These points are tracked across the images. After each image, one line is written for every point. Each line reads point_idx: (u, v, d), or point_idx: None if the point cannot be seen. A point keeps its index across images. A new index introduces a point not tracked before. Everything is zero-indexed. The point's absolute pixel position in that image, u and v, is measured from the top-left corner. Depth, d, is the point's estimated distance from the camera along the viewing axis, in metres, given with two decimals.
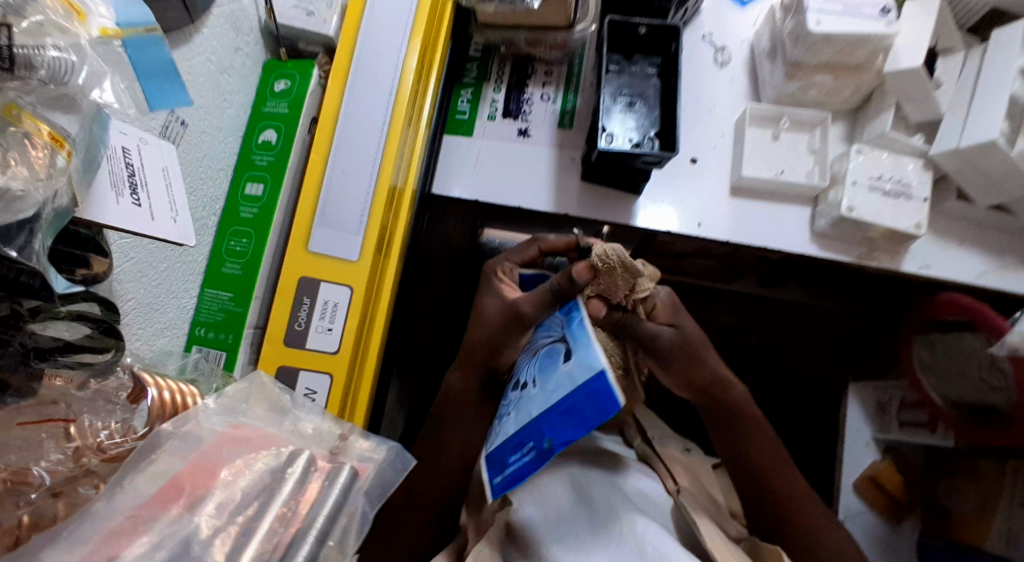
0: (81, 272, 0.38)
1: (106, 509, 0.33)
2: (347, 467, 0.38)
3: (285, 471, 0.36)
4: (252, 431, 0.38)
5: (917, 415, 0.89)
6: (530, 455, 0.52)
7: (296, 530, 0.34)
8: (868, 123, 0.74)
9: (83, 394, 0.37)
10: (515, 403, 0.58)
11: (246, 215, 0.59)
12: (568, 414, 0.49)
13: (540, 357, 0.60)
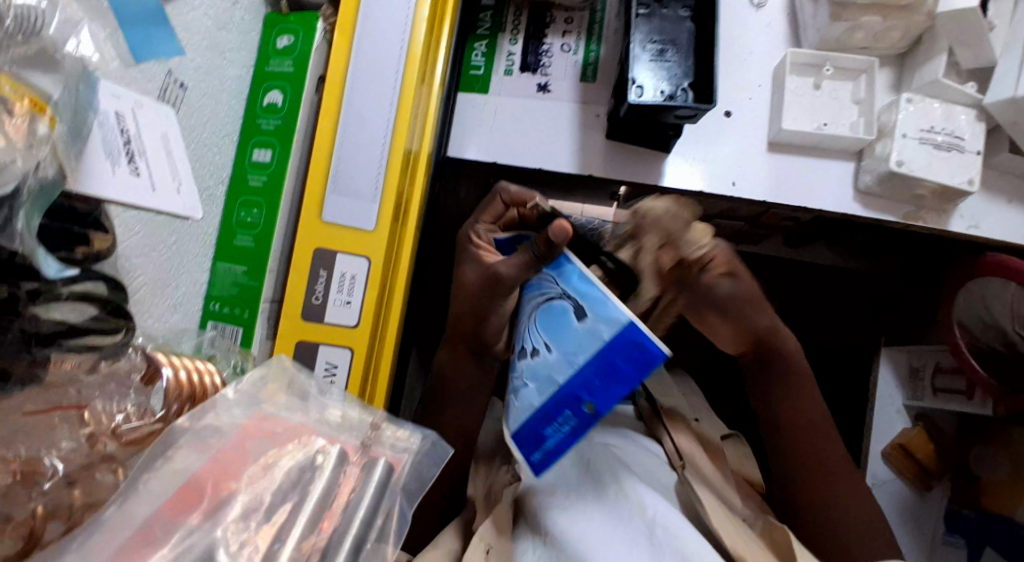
0: (82, 250, 0.35)
1: (118, 515, 0.29)
2: (382, 462, 0.35)
3: (314, 466, 0.33)
4: (279, 421, 0.35)
5: (954, 381, 0.84)
6: (570, 420, 0.53)
7: (331, 535, 0.31)
8: (918, 70, 0.68)
9: (92, 378, 0.34)
10: (524, 371, 0.56)
11: (256, 184, 0.56)
12: (607, 375, 0.51)
13: (538, 318, 0.57)
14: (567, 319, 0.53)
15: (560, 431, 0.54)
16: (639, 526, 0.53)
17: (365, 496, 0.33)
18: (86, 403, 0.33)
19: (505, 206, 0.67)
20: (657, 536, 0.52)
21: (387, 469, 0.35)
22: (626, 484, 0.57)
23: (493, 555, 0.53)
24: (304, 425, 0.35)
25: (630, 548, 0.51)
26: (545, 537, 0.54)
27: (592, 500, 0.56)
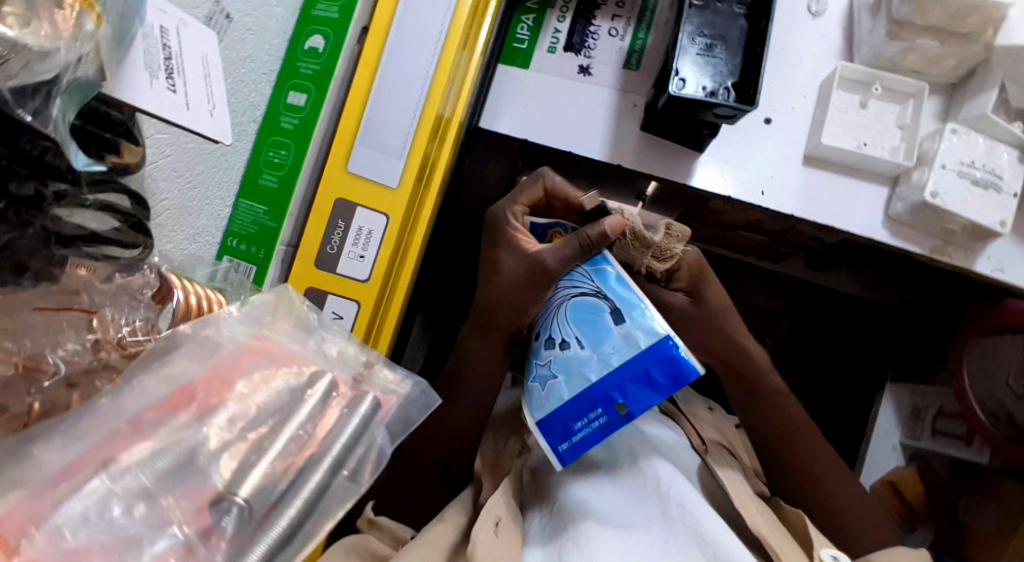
0: (112, 159, 0.35)
1: (112, 409, 0.32)
2: (370, 396, 0.37)
3: (304, 392, 0.35)
4: (274, 343, 0.37)
5: (956, 426, 0.86)
6: (600, 420, 0.54)
7: (309, 455, 0.33)
8: (967, 102, 0.67)
9: (105, 287, 0.34)
10: (553, 362, 0.57)
11: (288, 126, 0.55)
12: (640, 382, 0.54)
13: (570, 312, 0.59)
14: (605, 319, 0.56)
15: (586, 430, 0.54)
16: (652, 499, 0.54)
17: (350, 422, 0.35)
18: (95, 309, 0.34)
19: (548, 192, 0.68)
20: (671, 516, 0.53)
21: (373, 404, 0.37)
22: (639, 463, 0.58)
23: (501, 526, 0.54)
24: (292, 354, 0.37)
25: (643, 528, 0.52)
26: (555, 514, 0.56)
27: (604, 479, 0.57)
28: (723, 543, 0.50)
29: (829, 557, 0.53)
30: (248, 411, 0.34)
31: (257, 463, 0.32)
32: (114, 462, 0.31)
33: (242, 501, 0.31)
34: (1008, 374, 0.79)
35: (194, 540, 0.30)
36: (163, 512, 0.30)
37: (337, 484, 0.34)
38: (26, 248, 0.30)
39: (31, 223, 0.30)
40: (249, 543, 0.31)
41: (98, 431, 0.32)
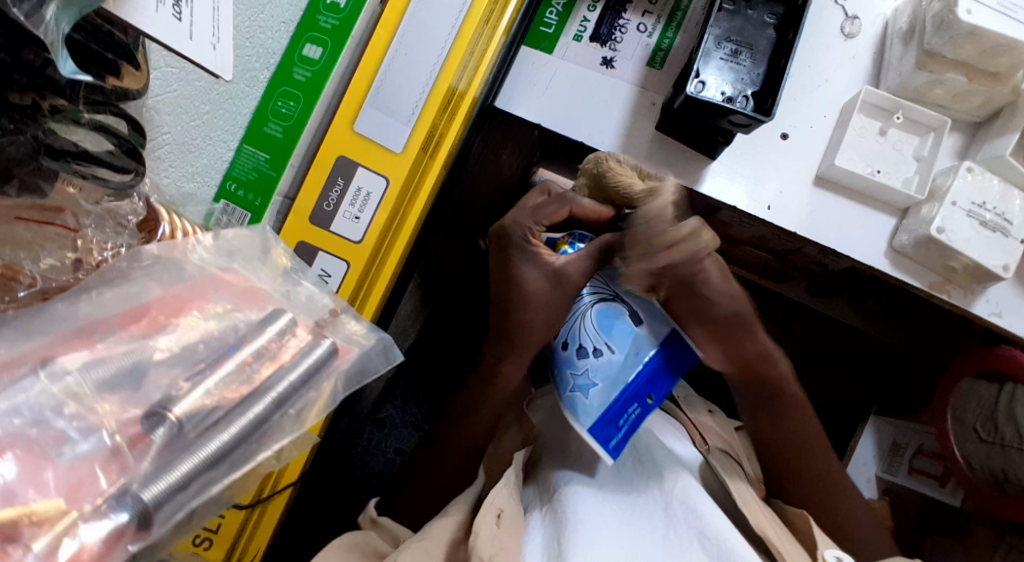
0: (112, 81, 0.35)
1: (67, 313, 0.33)
2: (328, 342, 0.36)
3: (262, 326, 0.35)
4: (240, 275, 0.39)
5: (933, 465, 0.86)
6: (636, 413, 0.60)
7: (254, 389, 0.32)
8: (987, 142, 0.66)
9: (91, 208, 0.37)
10: (591, 371, 0.60)
11: (300, 78, 0.54)
12: (660, 374, 0.61)
13: (595, 321, 0.62)
14: (625, 324, 0.61)
15: (626, 424, 0.59)
16: (657, 505, 0.57)
17: (309, 358, 0.35)
18: (78, 229, 0.37)
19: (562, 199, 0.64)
20: (674, 509, 0.56)
21: (331, 351, 0.36)
22: (647, 473, 0.61)
23: (503, 518, 0.54)
24: (256, 287, 0.38)
25: (645, 522, 0.55)
26: (553, 506, 0.57)
27: (605, 484, 0.59)
28: (726, 536, 0.52)
29: (832, 556, 0.55)
30: (212, 335, 0.34)
31: (194, 389, 0.31)
32: (53, 360, 0.31)
33: (176, 417, 0.30)
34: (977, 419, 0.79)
35: (120, 446, 0.29)
36: (98, 418, 0.30)
37: (283, 420, 0.34)
38: (13, 153, 0.31)
39: (22, 130, 0.31)
40: (176, 458, 0.30)
41: (54, 329, 0.32)
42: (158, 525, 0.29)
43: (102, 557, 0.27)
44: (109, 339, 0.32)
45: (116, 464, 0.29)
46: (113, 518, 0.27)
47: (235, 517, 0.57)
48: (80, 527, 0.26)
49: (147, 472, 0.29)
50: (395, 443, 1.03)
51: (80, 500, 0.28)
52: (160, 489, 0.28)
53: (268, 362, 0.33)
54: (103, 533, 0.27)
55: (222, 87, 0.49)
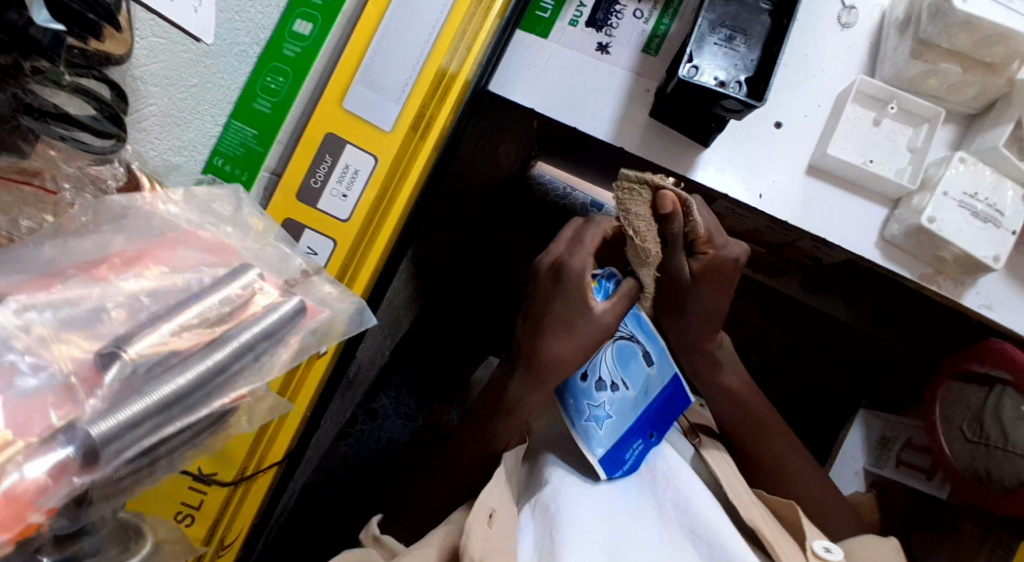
0: (94, 45, 0.35)
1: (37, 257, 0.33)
2: (295, 300, 0.36)
3: (227, 281, 0.34)
4: (207, 231, 0.39)
5: (920, 459, 0.86)
6: (640, 449, 0.60)
7: (210, 341, 0.31)
8: (981, 133, 0.66)
9: (70, 171, 0.40)
10: (608, 403, 0.60)
11: (290, 53, 0.54)
12: (661, 416, 0.63)
13: (614, 357, 0.62)
14: (640, 363, 0.63)
15: (630, 458, 0.60)
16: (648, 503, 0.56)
17: (274, 315, 0.34)
18: (57, 190, 0.39)
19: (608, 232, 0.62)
20: (667, 511, 0.56)
21: (297, 307, 0.35)
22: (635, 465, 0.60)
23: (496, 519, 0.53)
24: (224, 242, 0.39)
25: (638, 523, 0.55)
26: (543, 502, 0.56)
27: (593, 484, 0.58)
28: (716, 532, 0.53)
29: (820, 547, 0.55)
30: (178, 286, 0.34)
31: (154, 328, 0.30)
32: (11, 296, 0.30)
33: (130, 357, 0.29)
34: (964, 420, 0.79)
35: (74, 385, 0.28)
36: (53, 355, 0.29)
37: (247, 375, 0.33)
38: None
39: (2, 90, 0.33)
40: (129, 398, 0.28)
41: (25, 271, 0.32)
42: (106, 464, 0.27)
43: (46, 490, 0.26)
44: (67, 282, 0.32)
45: (69, 401, 0.28)
46: (62, 450, 0.26)
47: (218, 492, 0.57)
48: (24, 461, 0.25)
49: (96, 411, 0.28)
50: (388, 433, 1.02)
51: (31, 432, 0.27)
52: (110, 426, 0.27)
53: (232, 316, 0.33)
54: (51, 466, 0.26)
55: (210, 58, 0.48)
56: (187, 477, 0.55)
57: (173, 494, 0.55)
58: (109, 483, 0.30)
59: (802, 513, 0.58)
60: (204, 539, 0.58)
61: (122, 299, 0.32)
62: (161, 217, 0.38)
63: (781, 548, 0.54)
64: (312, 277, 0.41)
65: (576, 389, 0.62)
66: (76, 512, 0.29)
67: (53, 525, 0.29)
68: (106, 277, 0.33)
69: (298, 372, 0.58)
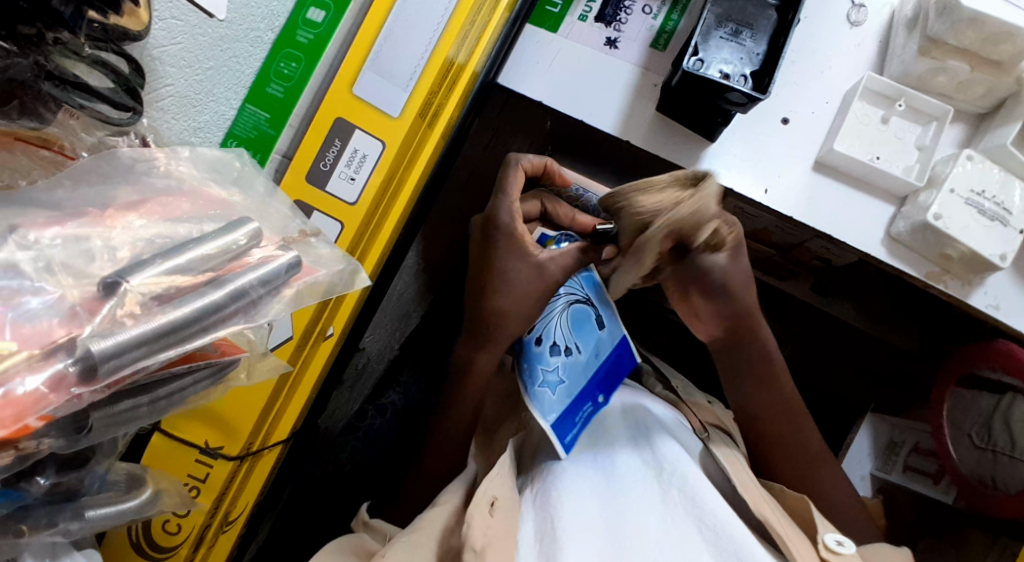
0: (113, 19, 0.37)
1: (46, 200, 0.35)
2: (291, 255, 0.35)
3: (226, 232, 0.34)
4: (212, 192, 0.40)
5: (927, 463, 0.85)
6: (590, 412, 0.62)
7: (202, 282, 0.31)
8: (990, 131, 0.66)
9: (88, 138, 0.42)
10: (558, 367, 0.64)
11: (303, 39, 0.55)
12: (615, 368, 0.67)
13: (569, 321, 0.66)
14: (591, 325, 0.67)
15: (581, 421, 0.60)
16: (654, 488, 0.52)
17: (269, 263, 0.34)
18: (75, 156, 0.42)
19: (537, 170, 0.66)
20: (671, 496, 0.51)
21: (292, 262, 0.35)
22: (641, 452, 0.57)
23: (497, 507, 0.52)
24: (225, 200, 0.39)
25: (639, 506, 0.50)
26: (544, 491, 0.54)
27: (592, 473, 0.55)
28: (724, 523, 0.48)
29: (832, 541, 0.52)
30: (180, 236, 0.34)
31: (152, 264, 0.31)
32: (22, 231, 0.31)
33: (130, 287, 0.30)
34: (971, 427, 0.78)
35: (77, 310, 0.29)
36: (57, 285, 0.30)
37: (231, 316, 0.32)
38: (16, 76, 0.35)
39: (26, 57, 0.35)
40: (131, 322, 0.29)
41: (37, 215, 0.33)
42: (104, 379, 0.28)
43: (42, 401, 0.27)
44: (78, 221, 0.33)
45: (73, 322, 0.29)
46: (60, 362, 0.27)
47: (223, 465, 0.58)
48: (24, 374, 0.27)
49: (95, 331, 0.28)
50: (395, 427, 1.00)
51: (34, 344, 0.28)
52: (109, 344, 0.28)
53: (230, 262, 0.33)
54: (45, 378, 0.27)
55: (225, 43, 0.49)
56: (195, 449, 0.57)
57: (180, 464, 0.57)
58: (111, 413, 0.31)
59: (811, 501, 0.56)
60: (210, 511, 0.59)
61: (129, 242, 0.33)
62: (168, 178, 0.39)
63: (794, 544, 0.49)
64: (309, 239, 0.41)
65: (532, 355, 0.66)
66: (74, 436, 0.31)
67: (53, 443, 0.30)
68: (113, 219, 0.34)
69: (305, 353, 0.59)
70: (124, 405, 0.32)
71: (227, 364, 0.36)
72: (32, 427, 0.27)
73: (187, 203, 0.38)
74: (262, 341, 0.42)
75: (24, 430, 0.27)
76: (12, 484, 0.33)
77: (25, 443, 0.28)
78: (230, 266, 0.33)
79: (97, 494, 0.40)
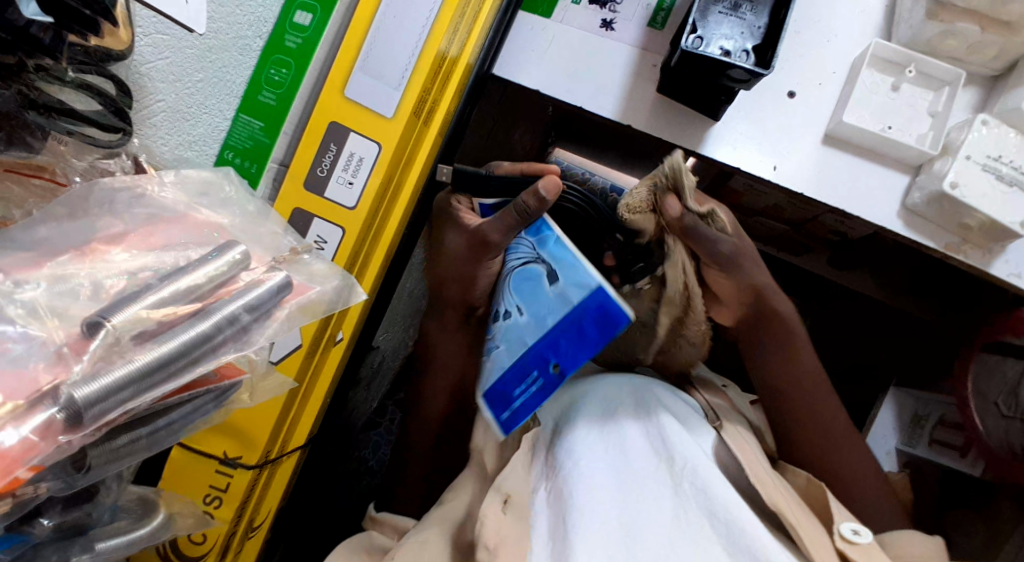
0: (95, 41, 0.37)
1: (26, 237, 0.34)
2: (283, 276, 0.35)
3: (212, 255, 0.33)
4: (199, 215, 0.39)
5: (953, 436, 0.81)
6: (538, 383, 0.55)
7: (192, 311, 0.31)
8: (1004, 93, 0.63)
9: (78, 164, 0.43)
10: (498, 332, 0.59)
11: (292, 44, 0.54)
12: (576, 336, 0.54)
13: (513, 282, 0.60)
14: (539, 286, 0.57)
15: (528, 390, 0.56)
16: (662, 477, 0.49)
17: (255, 289, 0.33)
18: (68, 183, 0.42)
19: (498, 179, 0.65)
20: (683, 488, 0.48)
21: (284, 282, 0.34)
22: (648, 436, 0.53)
23: (509, 506, 0.52)
24: (214, 223, 0.39)
25: (651, 504, 0.48)
26: (557, 485, 0.52)
27: (604, 460, 0.52)
28: (736, 516, 0.45)
29: (847, 530, 0.50)
30: (165, 265, 0.34)
31: (138, 297, 0.30)
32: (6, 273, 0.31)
33: (112, 326, 0.29)
34: (999, 395, 0.74)
35: (64, 352, 0.29)
36: (44, 328, 0.30)
37: (220, 347, 0.32)
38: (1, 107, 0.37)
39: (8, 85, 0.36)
40: (114, 364, 0.29)
41: (23, 255, 0.33)
42: (90, 424, 0.28)
43: (31, 450, 0.27)
44: (59, 259, 0.33)
45: (60, 365, 0.29)
46: (45, 411, 0.27)
47: (242, 476, 0.59)
48: (14, 424, 0.27)
49: (81, 375, 0.28)
50: None
51: (22, 394, 0.28)
52: (92, 389, 0.28)
53: (223, 290, 0.33)
54: (36, 425, 0.27)
55: (214, 53, 0.49)
56: (214, 460, 0.58)
57: (202, 476, 0.58)
58: (109, 450, 0.31)
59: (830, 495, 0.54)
60: (233, 522, 0.60)
61: (119, 273, 0.33)
62: (152, 204, 0.39)
63: (805, 532, 0.48)
64: (302, 256, 0.40)
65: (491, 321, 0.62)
66: (72, 476, 0.31)
67: (51, 486, 0.30)
68: (96, 254, 0.34)
69: (316, 359, 0.60)
70: (122, 439, 0.32)
71: (228, 387, 0.36)
72: (22, 478, 0.27)
73: (174, 229, 0.37)
74: (263, 359, 0.42)
75: (15, 481, 0.27)
76: (14, 529, 0.32)
77: (23, 489, 0.28)
78: (220, 292, 0.33)
79: (107, 525, 0.40)
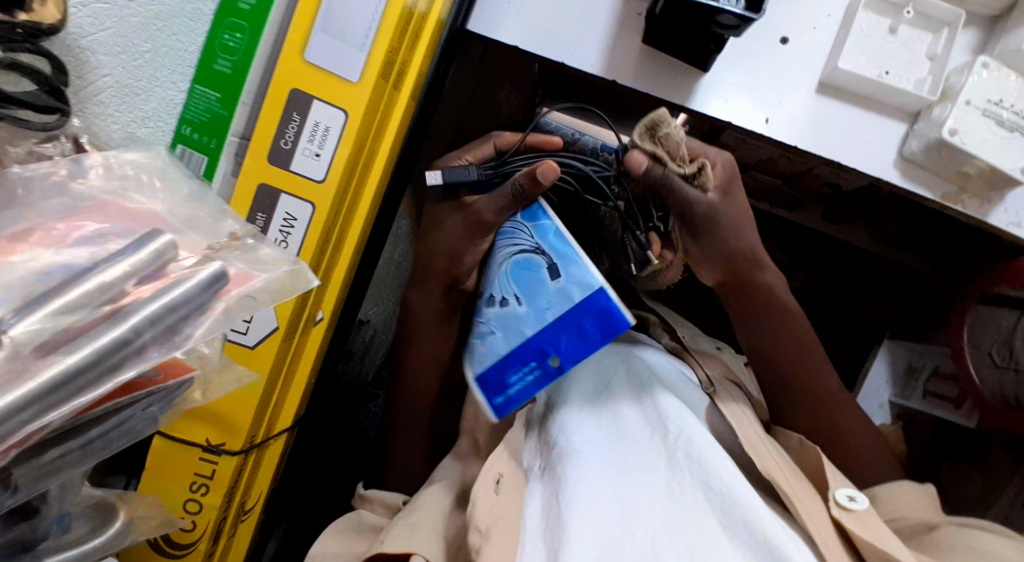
0: (21, 15, 0.38)
1: None
2: (216, 266, 0.32)
3: (133, 247, 0.31)
4: (133, 204, 0.37)
5: (946, 387, 0.80)
6: (535, 374, 0.53)
7: (111, 312, 0.29)
8: (1005, 35, 0.60)
9: (15, 152, 0.40)
10: (492, 319, 0.56)
11: (246, 5, 0.50)
12: (577, 334, 0.51)
13: (511, 270, 0.56)
14: (540, 278, 0.53)
15: (527, 379, 0.53)
16: (658, 451, 0.48)
17: (182, 285, 0.31)
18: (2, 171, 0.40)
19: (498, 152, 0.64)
20: (678, 461, 0.46)
21: (218, 272, 0.32)
22: (642, 410, 0.52)
23: (503, 484, 0.51)
24: (149, 211, 0.37)
25: (645, 481, 0.46)
26: (551, 464, 0.50)
27: (598, 437, 0.50)
28: (732, 487, 0.44)
29: (843, 496, 0.49)
30: (81, 260, 0.32)
31: (41, 305, 0.28)
32: None
33: (12, 339, 0.27)
34: (994, 345, 0.72)
35: None
36: None
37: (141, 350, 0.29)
38: None
39: None
40: (14, 382, 0.26)
41: None
42: None
43: None
44: None
45: None
46: None
47: (228, 461, 0.57)
48: None
49: None
50: None
51: None
52: None
53: (150, 283, 0.31)
54: None
55: (162, 22, 0.47)
56: (198, 447, 0.57)
57: (185, 465, 0.57)
58: (38, 466, 0.30)
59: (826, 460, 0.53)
60: (223, 506, 0.59)
61: (28, 275, 0.31)
62: (67, 196, 0.36)
63: (802, 504, 0.47)
64: (245, 241, 0.38)
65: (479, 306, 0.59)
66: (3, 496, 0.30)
67: None
68: (13, 253, 0.31)
69: (295, 342, 0.58)
70: (52, 453, 0.31)
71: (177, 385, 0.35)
72: None
73: (99, 220, 0.35)
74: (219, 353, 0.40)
75: None
76: None
77: None
78: (144, 287, 0.31)
79: (57, 538, 0.38)
